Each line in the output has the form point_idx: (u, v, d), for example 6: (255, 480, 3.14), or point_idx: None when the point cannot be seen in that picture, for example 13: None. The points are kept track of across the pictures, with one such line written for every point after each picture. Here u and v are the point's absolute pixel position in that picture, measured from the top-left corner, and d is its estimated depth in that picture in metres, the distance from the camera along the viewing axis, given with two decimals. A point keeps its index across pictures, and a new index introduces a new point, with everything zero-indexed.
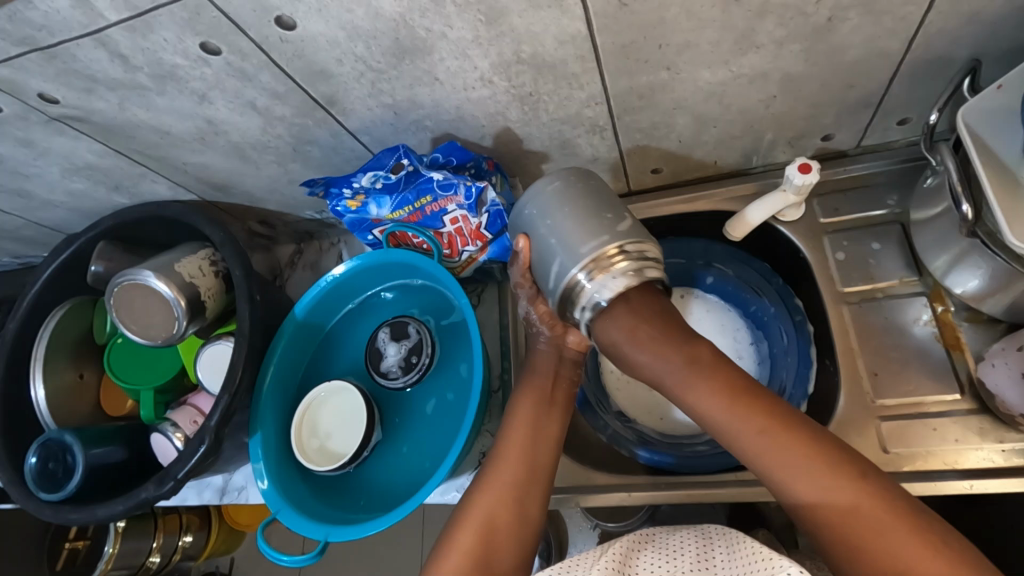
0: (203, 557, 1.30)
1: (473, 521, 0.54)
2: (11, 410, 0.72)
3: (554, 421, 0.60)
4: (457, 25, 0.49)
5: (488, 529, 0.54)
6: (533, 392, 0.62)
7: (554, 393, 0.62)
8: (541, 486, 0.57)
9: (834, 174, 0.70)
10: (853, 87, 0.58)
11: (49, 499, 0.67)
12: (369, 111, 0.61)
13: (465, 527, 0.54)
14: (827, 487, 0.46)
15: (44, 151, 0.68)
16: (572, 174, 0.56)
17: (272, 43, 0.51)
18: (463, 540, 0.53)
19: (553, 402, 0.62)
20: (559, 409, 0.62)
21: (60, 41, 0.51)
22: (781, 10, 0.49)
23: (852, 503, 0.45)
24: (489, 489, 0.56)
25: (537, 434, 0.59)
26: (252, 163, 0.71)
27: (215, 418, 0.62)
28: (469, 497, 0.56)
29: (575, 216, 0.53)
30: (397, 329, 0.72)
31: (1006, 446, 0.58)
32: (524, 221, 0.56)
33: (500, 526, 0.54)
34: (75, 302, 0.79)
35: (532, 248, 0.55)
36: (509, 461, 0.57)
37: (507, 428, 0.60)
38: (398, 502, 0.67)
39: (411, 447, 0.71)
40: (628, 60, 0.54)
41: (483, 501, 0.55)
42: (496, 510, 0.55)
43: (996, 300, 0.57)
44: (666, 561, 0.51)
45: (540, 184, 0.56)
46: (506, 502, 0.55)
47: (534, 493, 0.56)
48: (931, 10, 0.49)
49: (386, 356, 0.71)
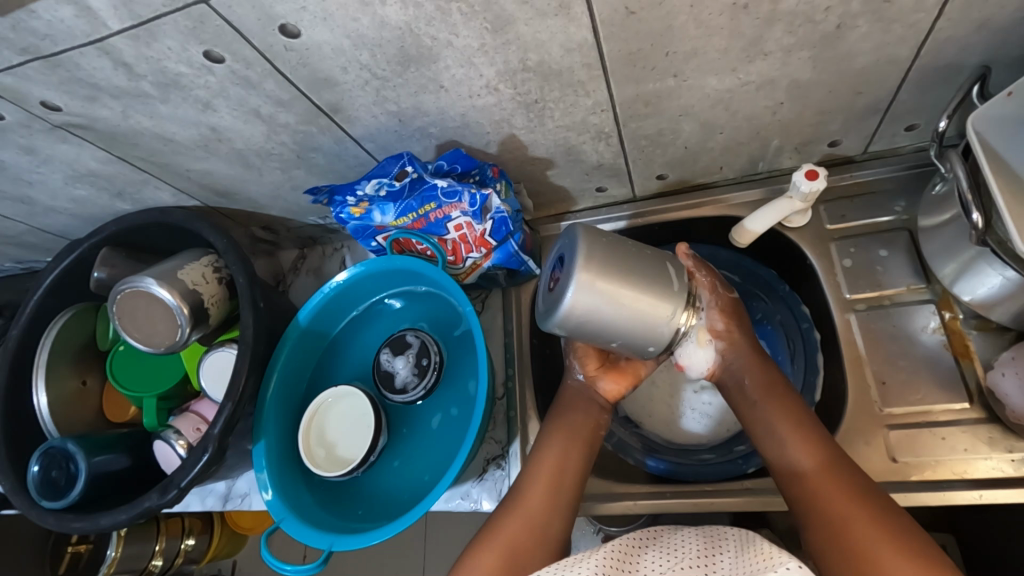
0: (205, 561, 1.30)
1: (497, 544, 0.54)
2: (13, 418, 0.72)
3: (581, 457, 0.60)
4: (463, 34, 0.49)
5: (513, 550, 0.54)
6: (562, 423, 0.62)
7: (584, 428, 0.62)
8: (565, 513, 0.57)
9: (840, 180, 0.70)
10: (861, 95, 0.58)
11: (53, 507, 0.67)
12: (374, 118, 0.60)
13: (488, 548, 0.54)
14: (828, 478, 0.52)
15: (47, 158, 0.68)
16: (587, 262, 0.52)
17: (276, 51, 0.51)
18: (483, 559, 0.53)
19: (586, 427, 0.62)
20: (591, 436, 0.62)
21: (63, 49, 0.51)
22: (790, 18, 0.48)
23: (846, 497, 0.50)
24: (515, 514, 0.56)
25: (565, 468, 0.59)
26: (255, 170, 0.70)
27: (219, 426, 0.62)
28: (494, 525, 0.56)
29: (639, 303, 0.53)
30: (396, 345, 0.72)
31: (1016, 456, 0.58)
32: (589, 323, 0.54)
33: (528, 550, 0.54)
34: (78, 309, 0.79)
35: (609, 327, 0.54)
36: (535, 491, 0.58)
37: (535, 459, 0.60)
38: (397, 512, 0.67)
39: (404, 462, 0.70)
40: (635, 67, 0.53)
41: (510, 524, 0.56)
42: (520, 536, 0.55)
43: (1005, 308, 0.57)
44: (667, 559, 0.51)
45: (583, 274, 0.52)
46: (532, 529, 0.55)
47: (557, 524, 0.56)
48: (941, 17, 0.49)
49: (397, 374, 0.71)
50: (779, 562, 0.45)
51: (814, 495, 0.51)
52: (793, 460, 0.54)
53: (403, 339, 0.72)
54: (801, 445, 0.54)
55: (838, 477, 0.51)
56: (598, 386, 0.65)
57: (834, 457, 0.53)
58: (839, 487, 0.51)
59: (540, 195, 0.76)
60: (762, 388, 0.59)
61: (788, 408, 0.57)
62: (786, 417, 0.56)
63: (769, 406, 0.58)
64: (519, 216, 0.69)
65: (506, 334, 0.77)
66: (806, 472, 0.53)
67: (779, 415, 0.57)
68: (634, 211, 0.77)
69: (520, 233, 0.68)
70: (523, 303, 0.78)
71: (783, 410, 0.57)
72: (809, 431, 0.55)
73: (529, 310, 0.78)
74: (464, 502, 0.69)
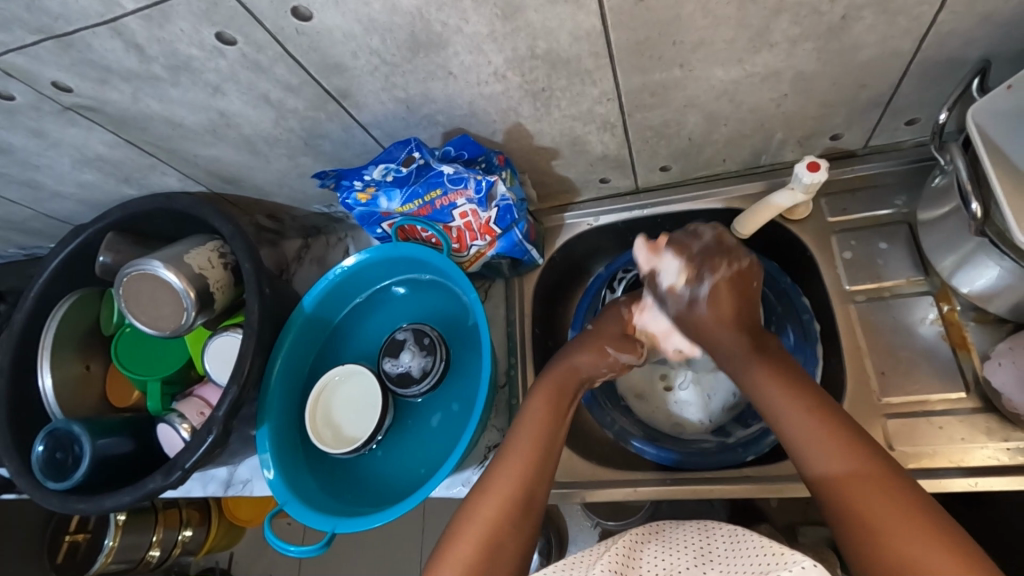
0: (203, 553, 1.29)
1: (472, 539, 0.52)
2: (20, 400, 0.73)
3: (557, 435, 0.59)
4: (473, 20, 0.50)
5: (489, 544, 0.52)
6: (544, 399, 0.62)
7: (564, 407, 0.62)
8: (542, 493, 0.56)
9: (841, 174, 0.71)
10: (863, 88, 0.59)
11: (57, 488, 0.67)
12: (382, 106, 0.61)
13: (461, 543, 0.52)
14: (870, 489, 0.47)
15: (55, 141, 0.68)
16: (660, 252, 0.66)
17: (288, 34, 0.52)
18: (461, 549, 0.52)
19: (567, 408, 0.62)
20: (568, 419, 0.62)
21: (76, 30, 0.52)
22: (796, 8, 0.49)
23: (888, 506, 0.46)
24: (493, 493, 0.55)
25: (545, 448, 0.58)
26: (262, 157, 0.71)
27: (223, 410, 0.62)
28: (471, 508, 0.54)
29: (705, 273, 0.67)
30: (394, 348, 0.72)
31: (1011, 445, 0.58)
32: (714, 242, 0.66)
33: (507, 533, 0.53)
34: (83, 293, 0.79)
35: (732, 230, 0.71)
36: (510, 471, 0.56)
37: (513, 439, 0.59)
38: (390, 500, 0.68)
39: (394, 451, 0.71)
40: (642, 56, 0.54)
41: (490, 503, 0.54)
42: (497, 527, 0.53)
43: (1003, 299, 0.58)
44: (667, 557, 0.51)
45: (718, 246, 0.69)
46: (508, 514, 0.53)
47: (537, 506, 0.55)
48: (944, 9, 0.49)
49: (409, 369, 0.71)
50: (793, 560, 0.45)
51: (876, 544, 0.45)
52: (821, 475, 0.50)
53: (397, 339, 0.73)
54: (841, 468, 0.49)
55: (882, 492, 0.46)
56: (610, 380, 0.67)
57: (886, 480, 0.47)
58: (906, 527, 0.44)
59: (545, 186, 0.77)
60: (794, 406, 0.54)
61: (822, 427, 0.51)
62: (824, 438, 0.51)
63: (805, 443, 0.52)
64: (524, 205, 0.69)
65: (510, 324, 0.78)
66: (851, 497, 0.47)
67: (817, 441, 0.51)
68: (638, 204, 0.78)
69: (524, 222, 0.69)
70: (525, 292, 0.79)
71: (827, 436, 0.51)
72: (855, 450, 0.49)
73: (531, 299, 0.79)
74: (466, 488, 0.70)
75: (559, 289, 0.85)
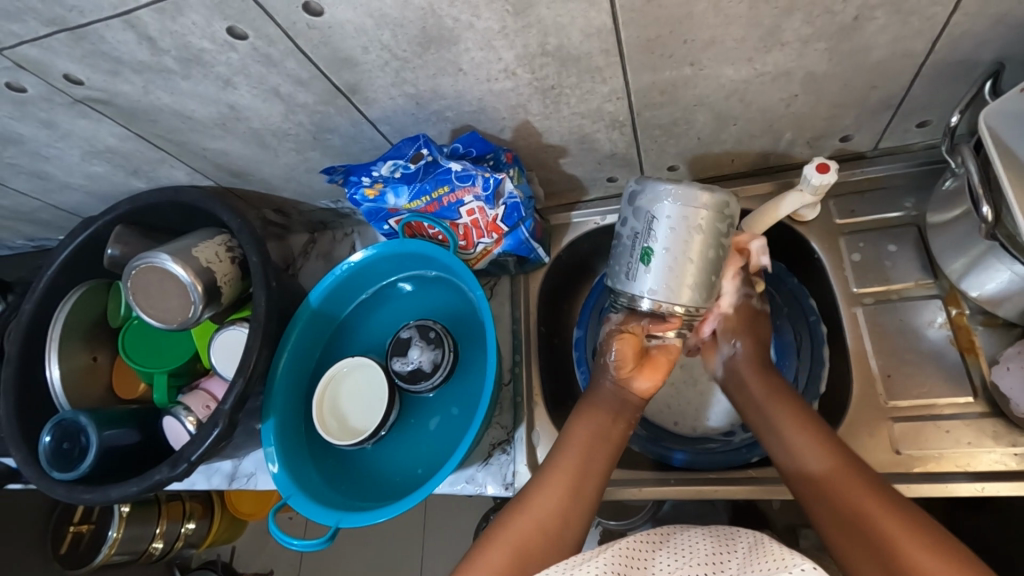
0: (205, 546, 1.29)
1: (506, 542, 0.54)
2: (26, 391, 0.73)
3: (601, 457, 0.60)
4: (484, 16, 0.50)
5: (523, 552, 0.53)
6: (590, 422, 0.62)
7: (611, 430, 0.62)
8: (583, 516, 0.56)
9: (851, 175, 0.71)
10: (875, 88, 0.58)
11: (64, 479, 0.68)
12: (391, 101, 0.61)
13: (495, 545, 0.54)
14: (842, 479, 0.53)
15: (65, 133, 0.69)
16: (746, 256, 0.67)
17: (299, 29, 0.52)
18: (492, 556, 0.53)
19: (615, 431, 0.62)
20: (617, 442, 0.61)
21: (90, 21, 0.52)
22: (809, 8, 0.49)
23: (871, 497, 0.51)
24: (531, 508, 0.56)
25: (588, 469, 0.59)
26: (271, 151, 0.71)
27: (229, 402, 0.62)
28: (504, 521, 0.56)
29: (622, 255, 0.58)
30: (399, 346, 0.71)
31: (1019, 450, 0.58)
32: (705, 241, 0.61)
33: (541, 545, 0.54)
34: (92, 284, 0.80)
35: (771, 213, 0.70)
36: (554, 485, 0.57)
37: (561, 451, 0.60)
38: (393, 496, 0.68)
39: (398, 446, 0.71)
40: (652, 54, 0.54)
41: (526, 517, 0.55)
42: (531, 536, 0.54)
43: (1011, 304, 0.57)
44: (678, 561, 0.50)
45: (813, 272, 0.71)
46: (542, 529, 0.55)
47: (574, 526, 0.56)
48: (957, 10, 0.49)
49: (416, 364, 0.70)
50: (793, 563, 0.45)
51: (845, 522, 0.50)
52: (813, 473, 0.54)
53: (401, 339, 0.72)
54: (829, 465, 0.54)
55: (853, 478, 0.52)
56: (631, 385, 0.64)
57: (866, 479, 0.52)
58: (872, 506, 0.50)
59: (552, 184, 0.77)
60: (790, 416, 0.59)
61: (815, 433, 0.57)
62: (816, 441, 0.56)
63: (798, 439, 0.57)
64: (531, 203, 0.69)
65: (515, 321, 0.78)
66: (831, 485, 0.53)
67: (808, 444, 0.56)
68: None
69: (531, 219, 0.69)
70: (531, 290, 0.79)
71: (811, 431, 0.57)
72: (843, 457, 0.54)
73: (537, 297, 0.79)
74: (469, 485, 0.70)
75: (566, 287, 0.85)
